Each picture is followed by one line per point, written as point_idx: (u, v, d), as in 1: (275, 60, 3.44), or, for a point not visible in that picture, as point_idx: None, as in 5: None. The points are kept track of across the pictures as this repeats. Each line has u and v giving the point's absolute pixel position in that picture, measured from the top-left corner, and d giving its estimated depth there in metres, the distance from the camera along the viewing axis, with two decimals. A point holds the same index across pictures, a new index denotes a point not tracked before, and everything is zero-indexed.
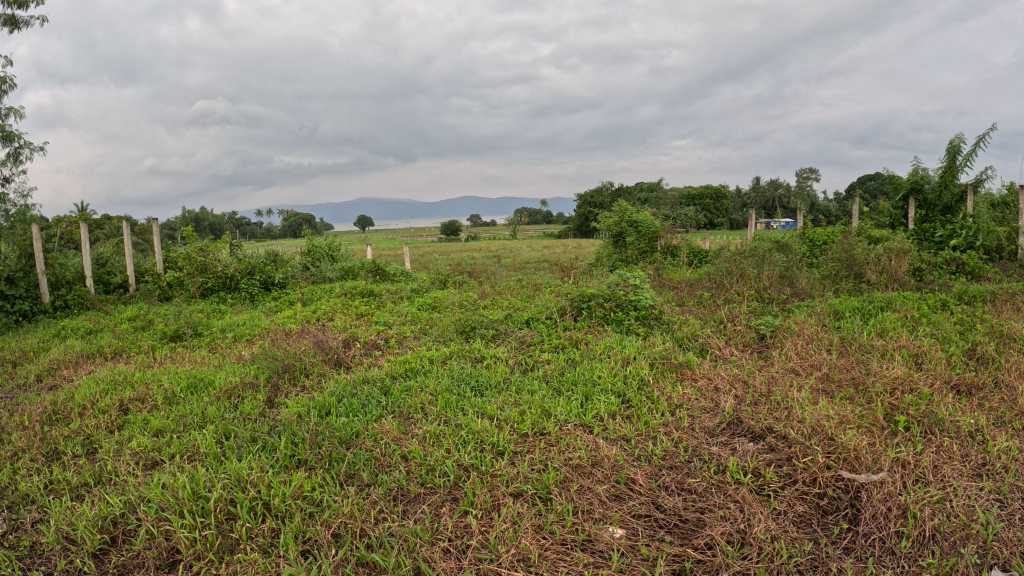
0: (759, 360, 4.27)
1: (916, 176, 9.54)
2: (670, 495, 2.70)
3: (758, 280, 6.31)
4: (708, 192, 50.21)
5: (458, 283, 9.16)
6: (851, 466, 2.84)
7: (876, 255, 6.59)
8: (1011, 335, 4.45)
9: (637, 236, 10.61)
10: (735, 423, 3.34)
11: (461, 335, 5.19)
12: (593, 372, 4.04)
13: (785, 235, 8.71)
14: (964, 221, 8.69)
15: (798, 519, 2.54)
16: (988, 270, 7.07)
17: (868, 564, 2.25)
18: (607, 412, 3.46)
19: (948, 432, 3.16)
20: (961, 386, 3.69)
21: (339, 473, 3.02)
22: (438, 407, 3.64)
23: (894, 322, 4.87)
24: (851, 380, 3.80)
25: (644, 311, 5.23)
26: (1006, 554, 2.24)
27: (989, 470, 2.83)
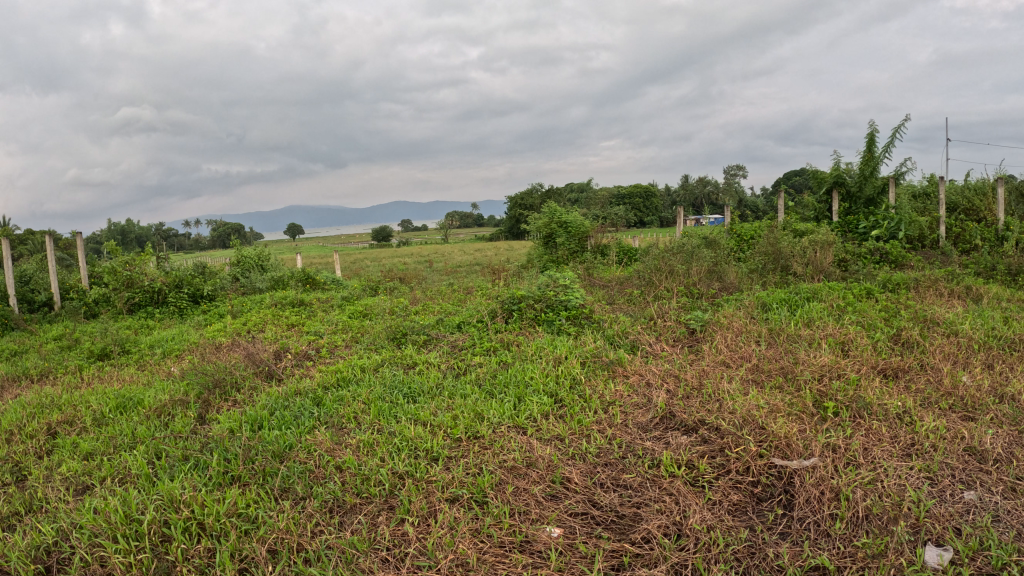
0: (690, 354, 4.34)
1: (837, 170, 9.90)
2: (606, 492, 2.70)
3: (687, 276, 6.42)
4: (637, 190, 51.14)
5: (390, 289, 9.06)
6: (783, 453, 2.91)
7: (802, 248, 6.79)
8: (933, 320, 4.66)
9: (567, 236, 10.68)
10: (668, 417, 3.38)
11: (392, 342, 5.13)
12: (526, 373, 4.03)
13: (713, 231, 8.91)
14: (886, 212, 9.11)
15: (733, 508, 2.58)
16: (911, 259, 7.37)
17: (803, 548, 2.31)
18: (540, 412, 3.46)
19: (876, 415, 3.26)
20: (887, 370, 3.83)
21: (273, 487, 2.93)
22: (371, 415, 3.58)
23: (821, 312, 5.03)
24: (780, 370, 3.90)
25: (575, 311, 5.27)
26: (939, 529, 2.38)
27: (918, 450, 2.95)
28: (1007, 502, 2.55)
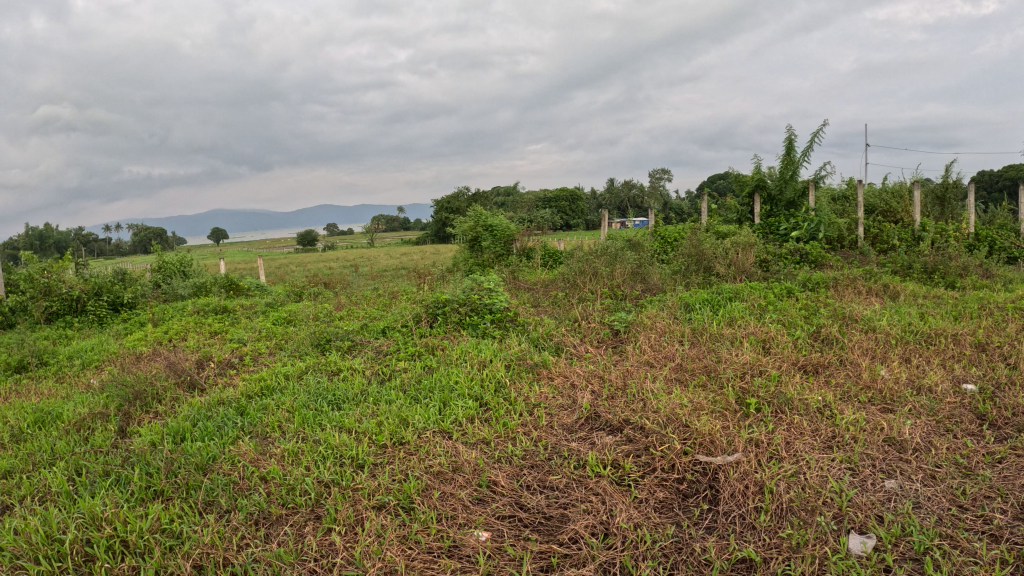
0: (614, 355, 4.40)
1: (759, 174, 10.23)
2: (532, 494, 2.71)
3: (611, 278, 6.51)
4: (565, 194, 51.79)
5: (315, 295, 8.91)
6: (707, 449, 2.97)
7: (724, 249, 6.97)
8: (851, 318, 4.85)
9: (492, 239, 10.60)
10: (593, 418, 3.42)
11: (316, 348, 5.04)
12: (451, 378, 4.01)
13: (639, 234, 8.99)
14: (806, 215, 9.32)
15: (659, 505, 2.62)
16: (829, 259, 7.66)
17: (729, 541, 2.36)
18: (465, 416, 3.45)
19: (797, 409, 3.37)
20: (808, 366, 3.96)
21: (197, 501, 2.83)
22: (295, 423, 3.50)
23: (743, 311, 5.17)
24: (703, 368, 3.99)
25: (499, 314, 5.30)
26: (862, 517, 2.49)
27: (839, 442, 3.05)
28: (925, 489, 2.70)
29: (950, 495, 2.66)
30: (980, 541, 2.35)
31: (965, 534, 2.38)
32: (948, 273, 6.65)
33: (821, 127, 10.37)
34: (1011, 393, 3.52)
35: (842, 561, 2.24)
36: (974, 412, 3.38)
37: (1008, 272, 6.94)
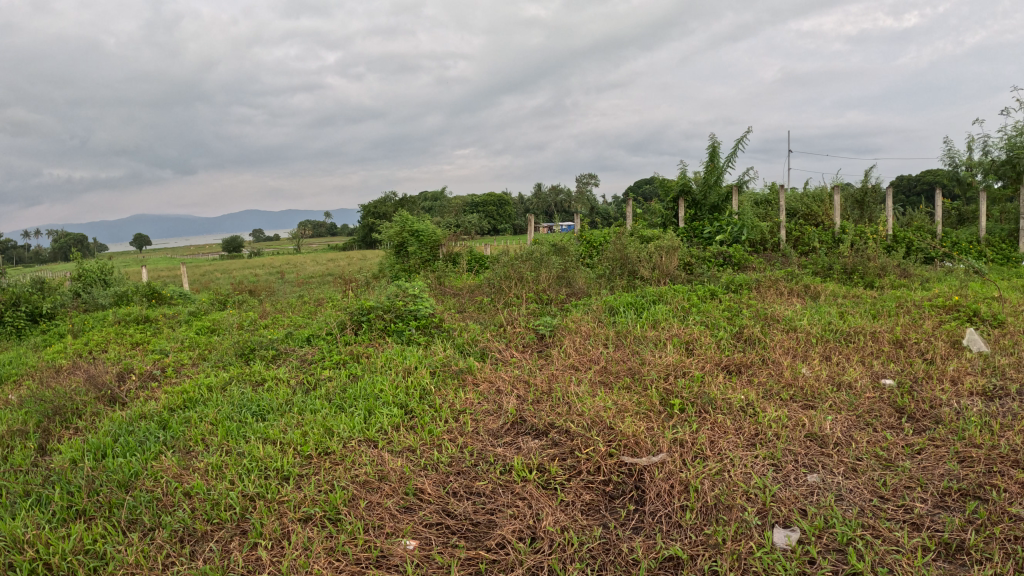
0: (539, 359, 4.42)
1: (684, 180, 10.42)
2: (460, 501, 2.68)
3: (536, 282, 6.53)
4: (490, 199, 51.83)
5: (240, 303, 8.71)
6: (631, 451, 3.00)
7: (648, 253, 7.07)
8: (772, 318, 5.00)
9: (418, 245, 10.38)
10: (519, 423, 3.42)
11: (240, 358, 4.92)
12: (375, 386, 3.95)
13: (565, 237, 8.92)
14: (729, 219, 9.59)
15: (586, 508, 2.63)
16: (752, 261, 7.85)
17: (656, 540, 2.39)
18: (390, 424, 3.41)
19: (720, 408, 3.43)
20: (731, 366, 4.05)
21: (120, 519, 2.71)
22: (219, 436, 3.40)
23: (666, 314, 5.24)
24: (627, 370, 4.03)
25: (424, 320, 5.26)
26: (785, 512, 2.54)
27: (762, 439, 3.12)
28: (847, 481, 2.78)
29: (870, 486, 2.75)
30: (902, 529, 2.44)
31: (887, 524, 2.47)
32: (868, 273, 6.92)
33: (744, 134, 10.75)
34: (925, 386, 3.71)
35: (767, 554, 2.29)
36: (893, 406, 3.52)
37: (921, 271, 7.28)
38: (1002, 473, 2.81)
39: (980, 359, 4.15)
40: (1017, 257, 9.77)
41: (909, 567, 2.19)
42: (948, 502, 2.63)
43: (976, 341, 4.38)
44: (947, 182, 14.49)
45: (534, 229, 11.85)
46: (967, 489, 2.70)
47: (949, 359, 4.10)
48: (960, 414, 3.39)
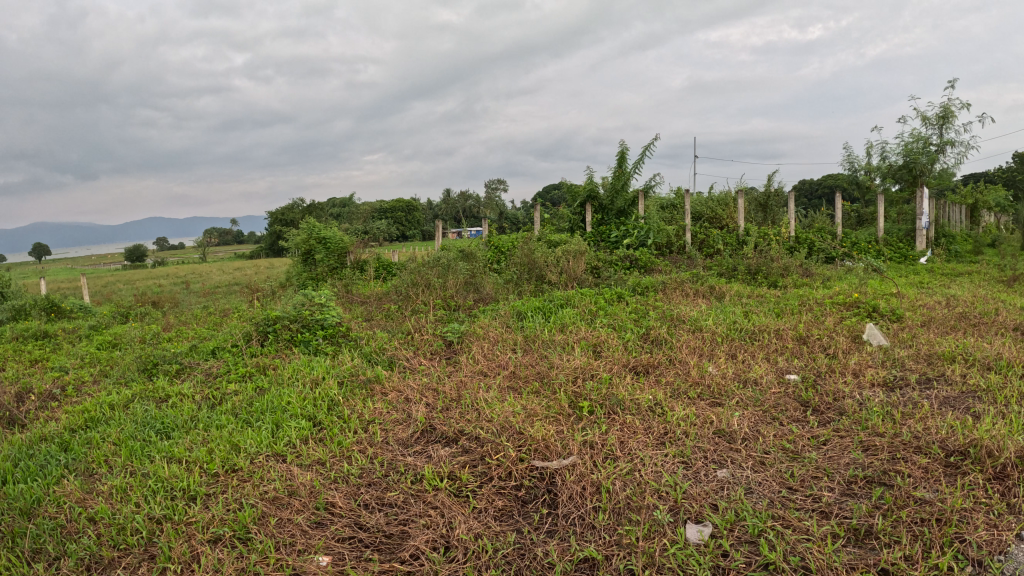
0: (448, 366, 4.43)
1: (592, 185, 10.67)
2: (371, 513, 2.65)
3: (443, 289, 6.49)
4: (399, 204, 50.45)
5: (145, 316, 8.38)
6: (542, 454, 3.03)
7: (554, 259, 7.16)
8: (678, 318, 5.17)
9: (326, 252, 9.57)
10: (429, 431, 3.41)
11: (143, 374, 4.75)
12: (282, 399, 3.88)
13: (472, 244, 9.06)
14: (636, 223, 10.05)
15: (499, 514, 2.64)
16: (657, 264, 8.24)
17: (570, 543, 2.42)
18: (299, 437, 3.36)
19: (629, 409, 3.51)
20: (638, 367, 4.15)
21: (22, 550, 2.56)
22: (122, 457, 3.28)
23: (573, 317, 5.32)
24: (536, 374, 4.08)
25: (331, 329, 5.20)
26: (697, 508, 2.61)
27: (671, 438, 3.20)
28: (756, 474, 2.87)
29: (780, 478, 2.85)
30: (812, 518, 2.53)
31: (796, 514, 2.56)
32: (772, 273, 7.21)
33: (652, 142, 11.13)
34: (827, 380, 3.90)
35: (681, 550, 2.34)
36: (799, 399, 3.67)
37: (822, 271, 7.64)
38: (904, 459, 2.97)
39: (879, 352, 4.41)
40: (912, 256, 10.37)
41: (820, 554, 2.28)
42: (855, 489, 2.76)
43: (876, 335, 4.66)
44: (849, 186, 15.34)
45: (439, 237, 11.44)
46: (874, 476, 2.84)
47: (850, 353, 4.34)
48: (863, 405, 3.56)
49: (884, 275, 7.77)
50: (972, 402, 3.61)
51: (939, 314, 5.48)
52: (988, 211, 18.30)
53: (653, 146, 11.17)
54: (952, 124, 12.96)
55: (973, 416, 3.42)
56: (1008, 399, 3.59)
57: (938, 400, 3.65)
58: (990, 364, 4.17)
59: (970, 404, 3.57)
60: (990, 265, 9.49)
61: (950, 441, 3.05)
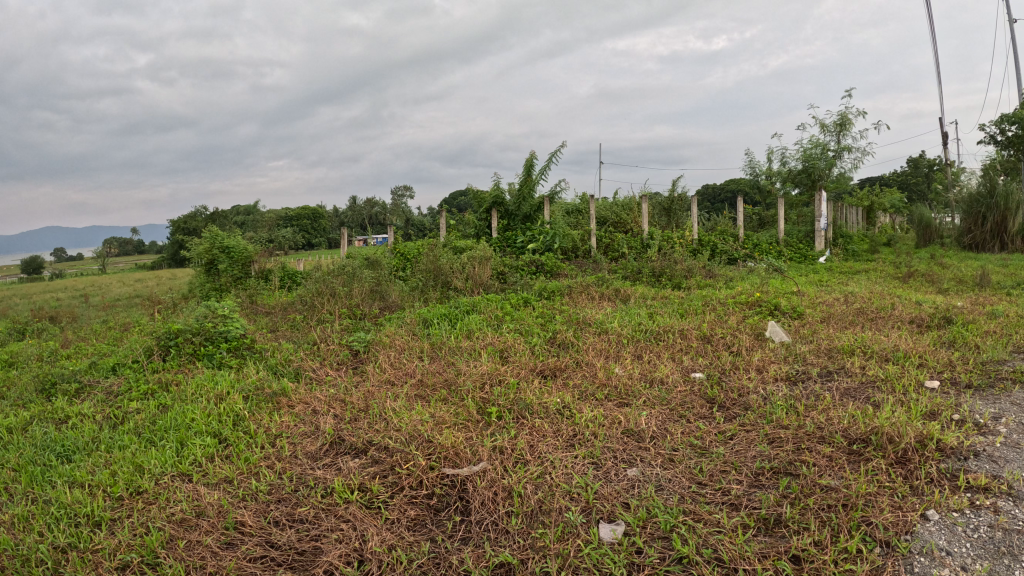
0: (355, 376, 4.38)
1: (497, 191, 10.68)
2: (283, 529, 2.59)
3: (349, 297, 6.38)
4: (304, 213, 48.27)
5: (35, 332, 7.93)
6: (453, 462, 3.04)
7: (459, 265, 7.22)
8: (583, 322, 5.30)
9: (229, 262, 9.28)
10: (337, 442, 3.37)
11: (40, 395, 4.49)
12: (185, 416, 3.75)
13: (378, 251, 9.00)
14: (541, 228, 10.08)
15: (413, 524, 2.63)
16: (562, 269, 8.43)
17: (485, 549, 2.42)
18: (205, 455, 3.25)
19: (536, 413, 3.56)
20: (546, 371, 4.21)
21: None
22: (20, 483, 3.09)
23: (479, 323, 5.36)
24: (443, 382, 4.08)
25: (235, 341, 5.06)
26: (608, 507, 2.67)
27: (580, 439, 3.26)
28: (665, 472, 2.95)
29: (688, 474, 2.94)
30: (721, 511, 2.62)
31: (707, 507, 2.64)
32: (676, 274, 7.45)
33: (557, 149, 11.42)
34: (732, 376, 4.05)
35: (596, 550, 2.38)
36: (704, 396, 3.80)
37: (725, 271, 7.98)
38: (809, 449, 3.11)
39: (782, 348, 4.60)
40: (811, 255, 10.89)
41: (732, 545, 2.36)
42: (763, 480, 2.87)
43: (778, 332, 4.86)
44: (749, 190, 16.09)
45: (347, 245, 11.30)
46: (780, 467, 2.96)
47: (753, 350, 4.53)
48: (767, 399, 3.71)
49: (785, 275, 8.15)
50: (871, 392, 3.82)
51: (837, 310, 5.78)
52: (880, 213, 19.45)
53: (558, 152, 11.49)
54: (848, 131, 13.70)
55: (872, 405, 3.61)
56: (906, 388, 3.84)
57: (840, 391, 3.85)
58: (888, 356, 4.44)
59: (870, 394, 3.78)
60: (884, 262, 10.13)
61: (852, 430, 3.23)
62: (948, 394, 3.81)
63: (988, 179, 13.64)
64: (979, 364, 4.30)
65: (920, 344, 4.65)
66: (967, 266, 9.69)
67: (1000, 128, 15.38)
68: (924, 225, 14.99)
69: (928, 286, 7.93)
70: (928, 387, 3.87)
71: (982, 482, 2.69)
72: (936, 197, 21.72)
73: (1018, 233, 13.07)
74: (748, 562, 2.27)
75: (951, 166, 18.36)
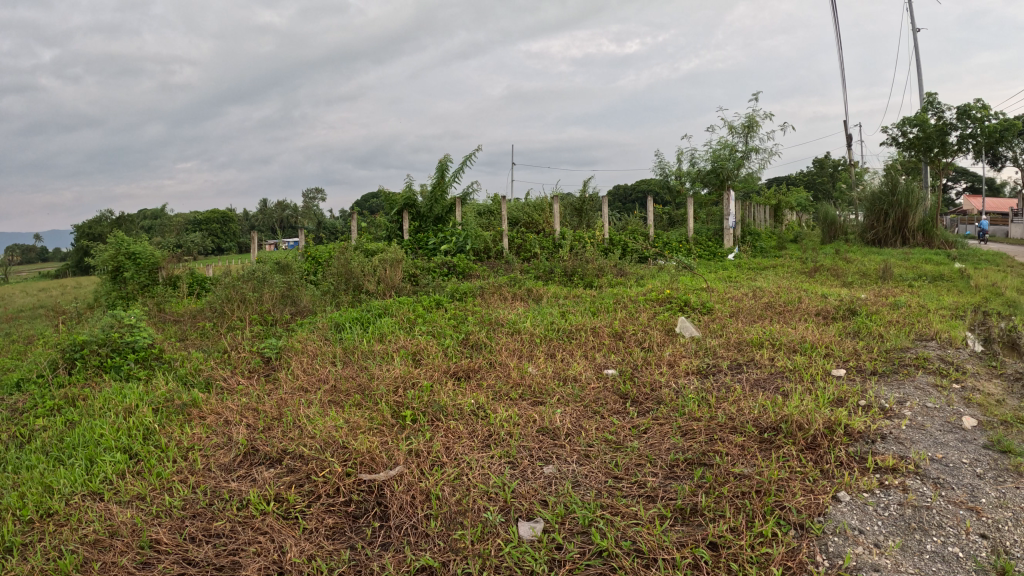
0: (267, 384, 4.27)
1: (409, 193, 10.59)
2: (199, 545, 2.50)
3: (260, 303, 6.23)
4: (213, 216, 46.00)
5: None
6: (369, 467, 3.01)
7: (371, 268, 7.16)
8: (496, 322, 5.34)
9: (135, 269, 8.88)
10: (251, 453, 3.27)
11: None
12: (94, 431, 3.57)
13: (289, 255, 8.80)
14: (454, 229, 10.12)
15: (331, 532, 2.59)
16: (474, 269, 8.49)
17: (406, 553, 2.41)
18: (116, 472, 3.10)
19: (451, 415, 3.56)
20: (459, 372, 4.21)
21: None
22: None
23: (391, 326, 5.31)
24: (357, 387, 4.03)
25: (143, 352, 4.85)
26: (527, 505, 2.69)
27: (496, 439, 3.28)
28: (581, 468, 3.00)
29: (605, 469, 2.99)
30: (638, 503, 2.68)
31: (624, 501, 2.70)
32: (588, 273, 7.59)
33: (472, 152, 11.43)
34: (643, 371, 4.16)
35: (516, 548, 2.40)
36: (618, 392, 3.89)
37: (637, 270, 8.19)
38: (721, 439, 3.22)
39: (693, 343, 4.76)
40: (720, 253, 11.29)
41: (650, 536, 2.43)
42: (678, 472, 2.95)
43: (687, 328, 5.03)
44: (659, 190, 16.59)
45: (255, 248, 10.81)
46: (694, 458, 3.05)
47: (665, 345, 4.67)
48: (679, 392, 3.83)
49: (696, 272, 8.42)
50: (780, 381, 4.00)
51: (747, 304, 6.01)
52: (788, 211, 20.31)
53: (473, 155, 11.46)
54: (755, 133, 14.27)
55: (781, 394, 3.78)
56: (814, 376, 4.05)
57: (750, 382, 4.01)
58: (795, 346, 4.65)
59: (779, 383, 3.96)
60: (791, 258, 10.62)
61: (762, 419, 3.37)
62: (853, 380, 4.04)
63: (890, 178, 14.46)
64: (882, 352, 4.57)
65: (827, 335, 4.89)
66: (870, 261, 10.26)
67: (900, 130, 16.34)
68: (829, 223, 15.78)
69: (834, 280, 8.35)
70: (835, 375, 4.10)
71: (890, 463, 2.88)
72: (838, 197, 22.85)
73: (918, 228, 14.01)
74: (667, 552, 2.34)
75: (852, 166, 19.37)
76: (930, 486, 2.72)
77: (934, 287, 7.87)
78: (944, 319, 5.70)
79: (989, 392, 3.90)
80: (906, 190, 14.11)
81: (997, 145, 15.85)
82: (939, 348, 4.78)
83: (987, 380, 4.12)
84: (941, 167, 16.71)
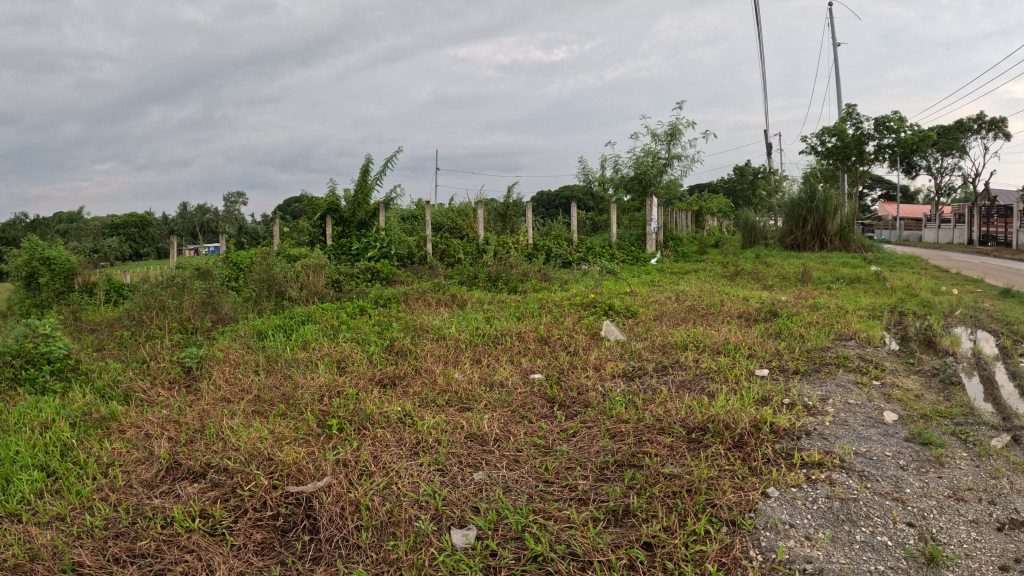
0: (188, 396, 4.11)
1: (332, 198, 10.46)
2: (123, 567, 2.40)
3: (179, 311, 6.01)
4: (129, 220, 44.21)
5: None
6: (296, 479, 2.94)
7: (293, 273, 7.01)
8: (420, 328, 5.31)
9: (49, 275, 8.44)
10: (174, 467, 3.15)
11: None
12: (8, 448, 3.36)
13: (209, 261, 8.52)
14: (377, 235, 10.00)
15: (260, 547, 2.51)
16: (398, 275, 8.40)
17: (337, 566, 2.36)
18: (33, 492, 2.93)
19: (377, 423, 3.51)
20: (385, 380, 4.17)
21: None
22: None
23: (316, 334, 5.21)
24: (281, 397, 3.93)
25: (59, 363, 4.61)
26: (460, 512, 2.68)
27: (424, 447, 3.26)
28: (511, 473, 3.01)
29: (535, 473, 3.01)
30: (570, 507, 2.71)
31: (556, 505, 2.71)
32: (511, 278, 7.63)
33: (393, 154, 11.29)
34: (569, 376, 4.21)
35: (450, 557, 2.38)
36: (545, 396, 3.92)
37: (560, 275, 8.29)
38: (650, 440, 3.28)
39: (618, 346, 4.84)
40: (643, 258, 11.54)
41: (584, 538, 2.45)
42: (608, 474, 2.99)
43: (613, 331, 5.12)
44: (583, 195, 16.87)
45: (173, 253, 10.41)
46: (623, 460, 3.10)
47: (590, 349, 4.74)
48: (605, 396, 3.89)
49: (620, 277, 8.57)
50: (705, 382, 4.12)
51: (670, 308, 6.15)
52: (710, 216, 20.88)
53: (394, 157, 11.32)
54: (678, 140, 14.63)
55: (708, 395, 3.88)
56: (737, 376, 4.18)
57: (676, 383, 4.10)
58: (718, 348, 4.79)
59: (703, 384, 4.06)
60: (713, 262, 10.95)
61: (689, 420, 3.45)
62: (776, 380, 4.19)
63: (809, 187, 15.07)
64: (804, 352, 4.75)
65: (749, 336, 5.05)
66: (789, 264, 10.66)
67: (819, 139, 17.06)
68: (749, 228, 16.26)
69: (755, 283, 8.63)
70: (759, 375, 4.24)
71: (816, 459, 3.00)
72: (757, 202, 23.66)
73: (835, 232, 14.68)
74: (603, 554, 2.37)
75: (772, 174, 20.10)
76: (855, 479, 2.84)
77: (849, 289, 8.23)
78: (862, 320, 5.94)
79: (906, 387, 4.11)
80: (824, 198, 14.75)
81: (911, 154, 16.69)
82: (858, 347, 4.99)
83: (905, 376, 4.34)
84: (858, 174, 17.49)
